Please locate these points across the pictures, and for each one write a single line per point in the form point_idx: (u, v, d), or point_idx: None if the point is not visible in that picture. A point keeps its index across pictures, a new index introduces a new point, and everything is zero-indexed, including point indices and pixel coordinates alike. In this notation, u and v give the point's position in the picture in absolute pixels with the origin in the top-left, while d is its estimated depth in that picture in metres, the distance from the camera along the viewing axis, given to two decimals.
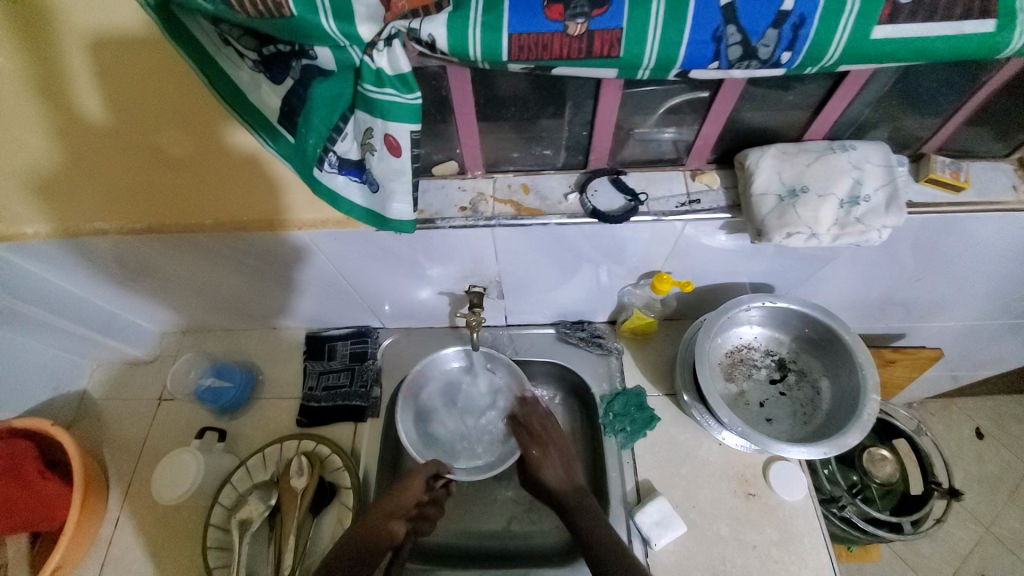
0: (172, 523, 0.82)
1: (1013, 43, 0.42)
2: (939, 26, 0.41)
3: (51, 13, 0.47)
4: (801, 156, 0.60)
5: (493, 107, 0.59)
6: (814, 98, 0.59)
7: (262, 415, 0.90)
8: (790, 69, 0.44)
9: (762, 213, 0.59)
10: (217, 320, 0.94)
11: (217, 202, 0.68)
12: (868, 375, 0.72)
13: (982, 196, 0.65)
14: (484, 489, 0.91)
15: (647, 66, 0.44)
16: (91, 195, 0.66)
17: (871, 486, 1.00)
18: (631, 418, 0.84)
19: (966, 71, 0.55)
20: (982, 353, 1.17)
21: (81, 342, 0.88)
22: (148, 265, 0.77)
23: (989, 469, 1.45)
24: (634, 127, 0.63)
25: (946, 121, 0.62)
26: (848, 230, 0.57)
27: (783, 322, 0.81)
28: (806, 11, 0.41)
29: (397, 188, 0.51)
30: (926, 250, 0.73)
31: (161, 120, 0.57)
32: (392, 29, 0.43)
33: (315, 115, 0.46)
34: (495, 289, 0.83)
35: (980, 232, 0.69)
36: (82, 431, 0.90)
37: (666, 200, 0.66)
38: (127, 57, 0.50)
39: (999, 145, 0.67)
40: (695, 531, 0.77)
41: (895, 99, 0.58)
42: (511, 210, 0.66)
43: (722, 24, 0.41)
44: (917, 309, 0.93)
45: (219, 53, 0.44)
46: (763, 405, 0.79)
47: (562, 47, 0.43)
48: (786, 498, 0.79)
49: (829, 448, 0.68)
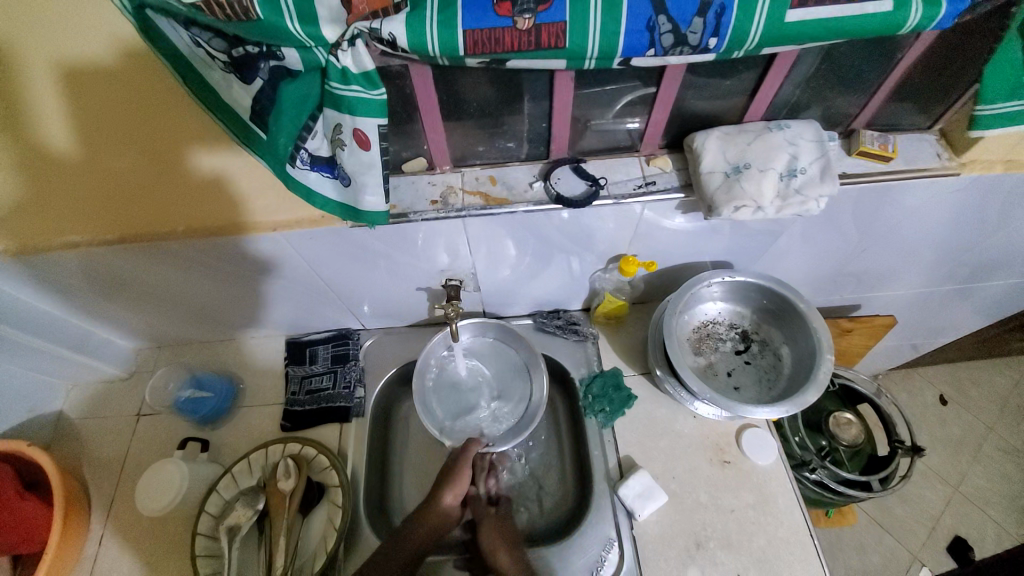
0: (159, 535, 0.81)
1: (908, 20, 0.48)
2: (844, 9, 0.47)
3: (23, 36, 0.50)
4: (742, 137, 0.65)
5: (456, 104, 0.63)
6: (749, 83, 0.64)
7: (245, 423, 0.90)
8: (719, 54, 0.49)
9: (711, 189, 0.64)
10: (195, 332, 0.95)
11: (188, 209, 0.69)
12: (822, 337, 0.77)
13: (909, 164, 0.72)
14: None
15: (592, 55, 0.48)
16: (59, 210, 0.67)
17: (839, 450, 1.05)
18: (609, 399, 0.87)
19: (880, 52, 0.61)
20: (935, 319, 1.25)
21: (55, 362, 0.87)
22: (121, 278, 0.78)
23: (953, 432, 1.54)
24: (591, 119, 0.68)
25: (871, 98, 0.68)
26: (789, 202, 0.63)
27: (742, 295, 0.86)
28: (726, 1, 0.45)
29: (368, 181, 0.53)
30: (866, 219, 0.79)
31: (128, 131, 0.58)
32: (356, 30, 0.45)
33: (284, 114, 0.49)
34: (470, 282, 0.86)
35: (912, 199, 0.75)
36: (61, 452, 0.89)
37: (624, 184, 0.70)
38: (94, 74, 0.53)
39: (921, 118, 0.73)
40: (676, 500, 0.81)
41: (822, 80, 0.64)
42: (480, 201, 0.69)
43: (654, 15, 0.46)
44: (868, 278, 1.00)
45: (192, 55, 0.46)
46: (731, 374, 0.84)
47: (513, 40, 0.47)
48: (758, 462, 0.83)
49: (791, 406, 0.73)
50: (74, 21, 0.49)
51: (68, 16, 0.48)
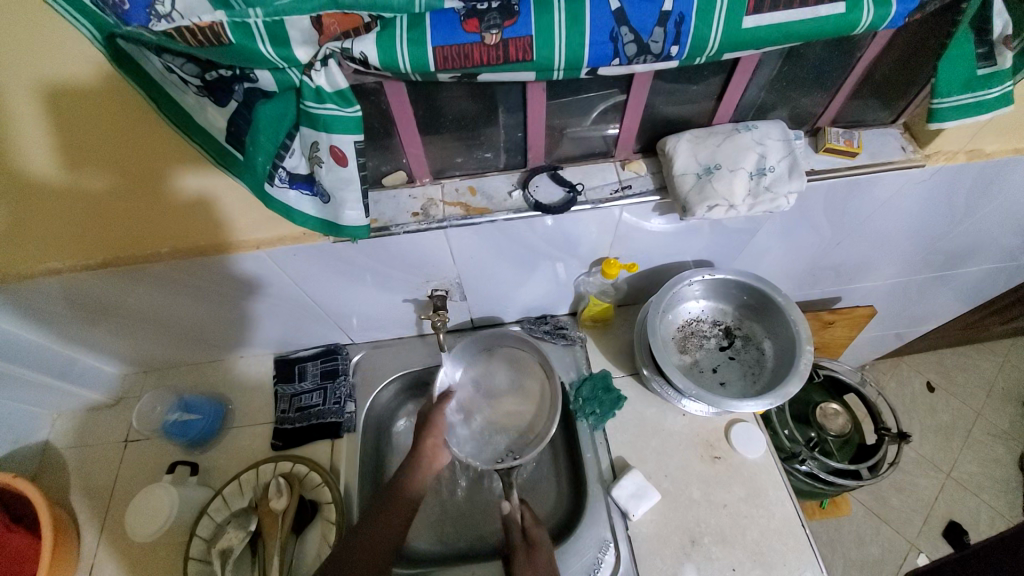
0: (148, 562, 0.80)
1: (860, 22, 0.50)
2: (798, 13, 0.49)
3: None
4: (711, 138, 0.67)
5: (432, 117, 0.64)
6: (716, 87, 0.66)
7: (235, 444, 0.89)
8: (682, 60, 0.51)
9: (684, 191, 0.66)
10: (182, 354, 0.94)
11: (173, 231, 0.69)
12: (801, 329, 0.79)
13: (876, 158, 0.74)
14: (470, 486, 0.94)
15: (559, 66, 0.50)
16: (39, 237, 0.66)
17: (828, 440, 1.06)
18: (599, 401, 0.88)
19: (838, 52, 0.63)
20: (915, 308, 1.28)
21: (38, 391, 0.86)
22: (104, 303, 0.77)
23: (942, 418, 1.57)
24: (566, 127, 0.69)
25: (835, 96, 0.70)
26: (760, 199, 0.65)
27: (723, 292, 0.88)
28: (684, 10, 0.47)
29: (347, 197, 0.54)
30: (839, 213, 0.81)
31: (109, 158, 0.58)
32: (327, 50, 0.47)
33: (261, 133, 0.50)
34: (456, 291, 0.86)
35: (882, 191, 0.78)
36: (47, 484, 0.87)
37: (601, 188, 0.72)
38: (73, 105, 0.52)
39: (885, 114, 0.76)
40: (669, 498, 0.82)
41: (786, 82, 0.67)
42: (460, 211, 0.70)
43: (616, 26, 0.47)
44: (847, 271, 1.02)
45: (165, 80, 0.46)
46: (716, 370, 0.85)
47: (482, 55, 0.48)
48: (748, 456, 0.84)
49: (775, 398, 0.74)
50: (49, 52, 0.48)
51: (38, 45, 0.47)
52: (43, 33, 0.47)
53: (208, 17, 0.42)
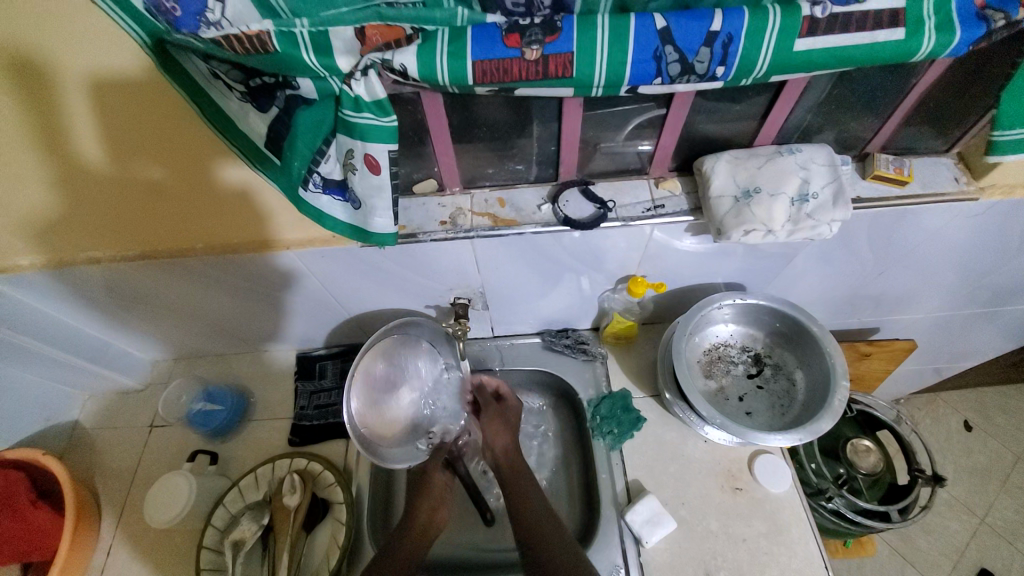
0: (165, 547, 0.82)
1: (921, 48, 0.47)
2: (855, 37, 0.46)
3: (46, 64, 0.50)
4: (752, 161, 0.64)
5: (466, 127, 0.64)
6: (760, 108, 0.64)
7: (255, 437, 0.91)
8: (727, 81, 0.49)
9: (720, 213, 0.63)
10: (209, 345, 0.96)
11: (206, 227, 0.71)
12: (837, 362, 0.75)
13: (925, 189, 0.70)
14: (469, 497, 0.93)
15: (599, 83, 0.49)
16: (80, 225, 0.69)
17: (858, 478, 1.02)
18: (617, 420, 0.86)
19: (893, 78, 0.60)
20: (957, 343, 1.21)
21: (74, 372, 0.90)
22: (140, 293, 0.80)
23: (979, 460, 1.47)
24: (600, 141, 0.68)
25: (884, 123, 0.67)
26: (801, 225, 0.62)
27: (756, 317, 0.85)
28: (733, 30, 0.45)
29: (378, 204, 0.55)
30: (882, 242, 0.77)
31: (150, 152, 0.59)
32: (368, 60, 0.47)
33: (299, 139, 0.50)
34: (479, 300, 0.86)
35: (930, 222, 0.73)
36: (75, 461, 0.91)
37: (633, 206, 0.70)
38: (119, 95, 0.53)
39: (938, 142, 0.72)
40: (685, 527, 0.79)
41: (834, 105, 0.64)
42: (488, 222, 0.70)
43: (661, 45, 0.46)
44: (886, 301, 0.97)
45: (209, 84, 0.48)
46: (742, 399, 0.82)
47: (520, 70, 0.47)
48: (771, 490, 0.80)
49: (804, 434, 0.71)
50: (95, 42, 0.49)
51: (86, 42, 0.48)
52: (92, 25, 0.47)
53: (257, 25, 0.43)
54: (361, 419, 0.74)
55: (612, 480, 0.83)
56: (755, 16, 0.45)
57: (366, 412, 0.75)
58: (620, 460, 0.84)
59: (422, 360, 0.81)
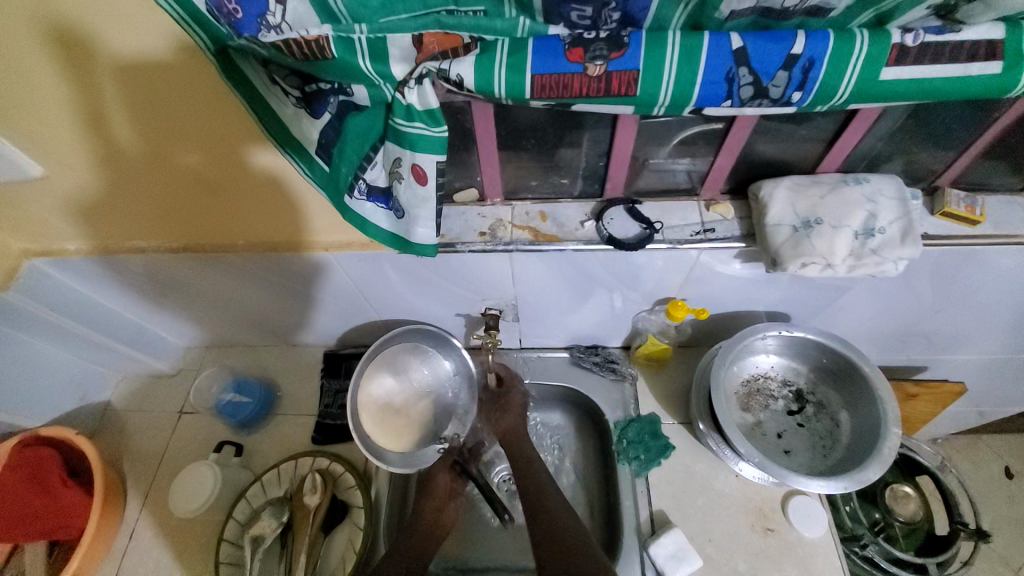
0: (185, 535, 0.83)
1: (1019, 84, 0.43)
2: (946, 68, 0.43)
3: (106, 60, 0.51)
4: (813, 189, 0.61)
5: (513, 138, 0.62)
6: (826, 132, 0.60)
7: (278, 431, 0.92)
8: (802, 107, 0.46)
9: (776, 243, 0.60)
10: (239, 336, 0.98)
11: (245, 223, 0.71)
12: (888, 408, 0.71)
13: (1000, 228, 0.65)
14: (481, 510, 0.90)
15: (663, 102, 0.46)
16: (127, 215, 0.70)
17: (894, 525, 0.97)
18: (645, 446, 0.83)
19: (978, 108, 0.56)
20: (1010, 387, 1.13)
21: (111, 355, 0.92)
22: (178, 283, 0.81)
23: (1022, 511, 1.37)
24: (649, 158, 0.65)
25: (959, 156, 0.62)
26: (864, 261, 0.58)
27: (800, 351, 0.80)
28: (815, 54, 0.42)
29: (421, 214, 0.53)
30: (945, 281, 0.72)
31: (197, 147, 0.60)
32: (424, 68, 0.46)
33: (347, 144, 0.49)
34: (510, 312, 0.84)
35: (1002, 263, 0.68)
36: (106, 442, 0.93)
37: (681, 229, 0.67)
38: (168, 90, 0.53)
39: (1016, 178, 0.66)
40: (711, 565, 0.75)
41: (908, 134, 0.60)
42: (528, 236, 0.68)
43: (734, 66, 0.43)
44: (939, 340, 0.91)
45: (268, 91, 0.47)
46: (781, 436, 0.79)
47: (581, 86, 0.45)
48: (805, 534, 0.76)
49: (848, 483, 0.67)
50: (139, 29, 0.48)
51: (146, 40, 0.49)
52: (135, 11, 0.47)
53: (315, 30, 0.41)
54: (365, 418, 0.77)
55: (636, 509, 0.80)
56: (840, 40, 0.42)
57: (369, 415, 0.78)
58: (646, 488, 0.81)
59: (423, 366, 0.83)
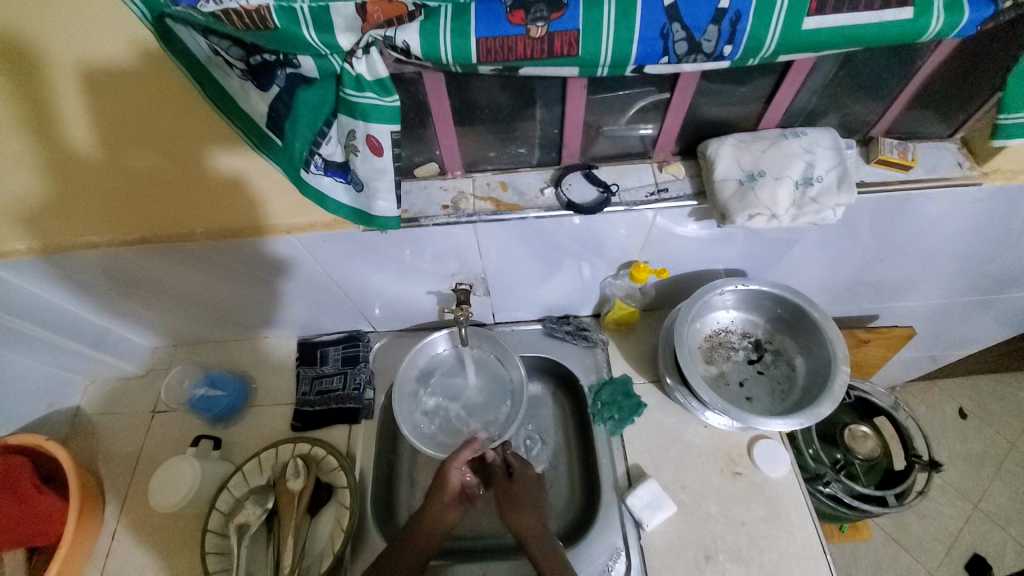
0: (169, 531, 0.83)
1: (930, 27, 0.46)
2: (862, 16, 0.46)
3: (31, 42, 0.49)
4: (757, 144, 0.64)
5: (468, 110, 0.63)
6: (765, 90, 0.63)
7: (256, 422, 0.91)
8: (733, 61, 0.49)
9: (724, 197, 0.63)
10: (209, 331, 0.96)
11: (203, 212, 0.70)
12: (837, 348, 0.76)
13: (930, 173, 0.70)
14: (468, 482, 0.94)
15: (605, 63, 0.48)
16: (77, 210, 0.68)
17: (855, 463, 1.03)
18: (618, 406, 0.87)
19: (901, 59, 0.60)
20: (955, 330, 1.21)
21: (75, 358, 0.90)
22: (138, 277, 0.79)
23: (974, 447, 1.48)
24: (603, 124, 0.67)
25: (889, 106, 0.66)
26: (805, 210, 0.62)
27: (757, 304, 0.85)
28: (741, 7, 0.45)
29: (380, 187, 0.54)
30: (885, 228, 0.77)
31: (143, 135, 0.58)
32: (369, 38, 0.46)
33: (300, 121, 0.50)
34: (480, 286, 0.86)
35: (933, 208, 0.73)
36: (78, 447, 0.91)
37: (636, 191, 0.70)
38: (104, 73, 0.52)
39: (943, 126, 0.71)
40: (685, 511, 0.80)
41: (840, 87, 0.63)
42: (491, 206, 0.70)
43: (667, 23, 0.45)
44: (886, 288, 0.97)
45: (210, 63, 0.47)
46: (743, 385, 0.83)
47: (525, 48, 0.47)
48: (770, 474, 0.81)
49: (804, 419, 0.72)
50: (67, 9, 0.47)
51: (74, 20, 0.47)
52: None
53: (255, 0, 0.43)
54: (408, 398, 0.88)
55: (610, 465, 0.84)
56: None
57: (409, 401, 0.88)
58: (622, 446, 0.85)
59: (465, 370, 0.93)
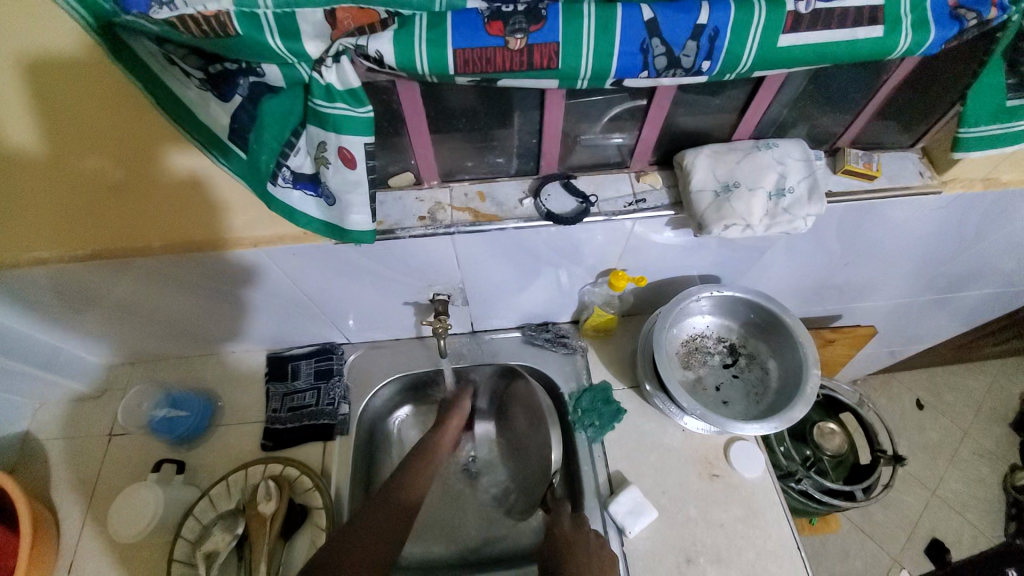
0: (128, 564, 0.77)
1: (898, 46, 0.48)
2: (835, 34, 0.47)
3: None
4: (731, 155, 0.65)
5: (445, 118, 0.61)
6: (738, 101, 0.64)
7: (223, 442, 0.87)
8: (711, 76, 0.49)
9: (701, 208, 0.64)
10: (170, 347, 0.91)
11: (163, 223, 0.65)
12: (808, 351, 0.78)
13: (893, 182, 0.73)
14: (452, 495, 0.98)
15: (585, 75, 0.47)
16: (22, 223, 0.63)
17: (823, 459, 1.07)
18: (598, 413, 0.87)
19: (867, 73, 0.62)
20: (914, 326, 1.27)
21: (20, 380, 0.83)
22: (91, 293, 0.74)
23: (931, 436, 1.56)
24: (580, 134, 0.67)
25: (856, 118, 0.69)
26: (778, 220, 0.63)
27: (731, 309, 0.87)
28: (719, 24, 0.45)
29: (353, 200, 0.52)
30: (850, 235, 0.80)
31: (95, 141, 0.54)
32: (340, 46, 0.44)
33: (265, 131, 0.47)
34: (458, 296, 0.84)
35: (896, 215, 0.76)
36: (28, 476, 0.84)
37: (615, 201, 0.70)
38: (49, 73, 0.48)
39: (905, 136, 0.74)
40: (666, 515, 0.81)
41: (809, 99, 0.65)
42: (469, 217, 0.68)
43: (648, 37, 0.45)
44: (851, 290, 1.01)
45: (165, 72, 0.44)
46: (719, 389, 0.85)
47: (505, 60, 0.45)
48: (745, 475, 0.83)
49: (779, 422, 0.73)
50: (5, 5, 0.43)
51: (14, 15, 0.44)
52: None
53: (213, 6, 0.40)
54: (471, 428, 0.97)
55: (590, 475, 0.84)
56: (741, 11, 0.45)
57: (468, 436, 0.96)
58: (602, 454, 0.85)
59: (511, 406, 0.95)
